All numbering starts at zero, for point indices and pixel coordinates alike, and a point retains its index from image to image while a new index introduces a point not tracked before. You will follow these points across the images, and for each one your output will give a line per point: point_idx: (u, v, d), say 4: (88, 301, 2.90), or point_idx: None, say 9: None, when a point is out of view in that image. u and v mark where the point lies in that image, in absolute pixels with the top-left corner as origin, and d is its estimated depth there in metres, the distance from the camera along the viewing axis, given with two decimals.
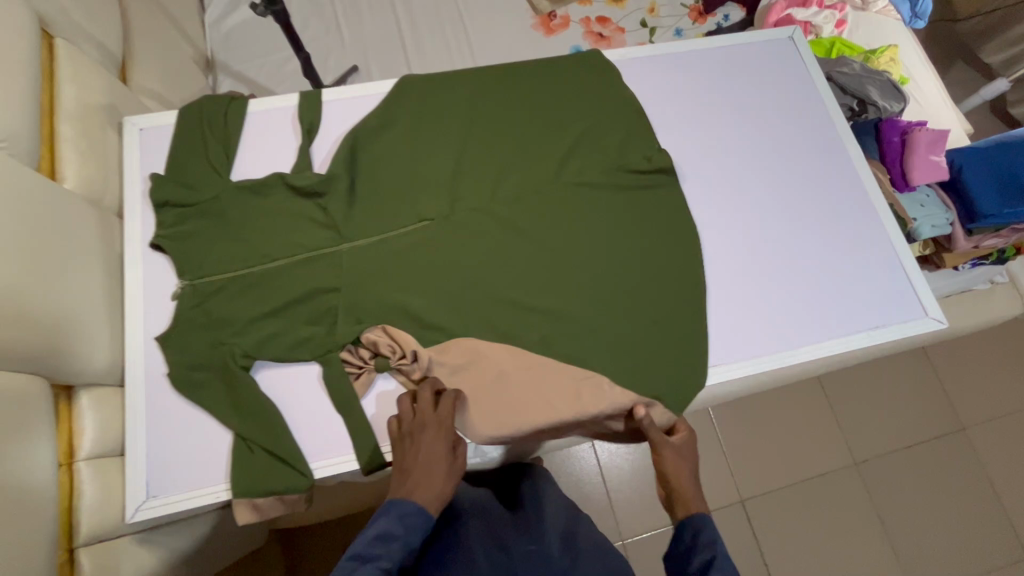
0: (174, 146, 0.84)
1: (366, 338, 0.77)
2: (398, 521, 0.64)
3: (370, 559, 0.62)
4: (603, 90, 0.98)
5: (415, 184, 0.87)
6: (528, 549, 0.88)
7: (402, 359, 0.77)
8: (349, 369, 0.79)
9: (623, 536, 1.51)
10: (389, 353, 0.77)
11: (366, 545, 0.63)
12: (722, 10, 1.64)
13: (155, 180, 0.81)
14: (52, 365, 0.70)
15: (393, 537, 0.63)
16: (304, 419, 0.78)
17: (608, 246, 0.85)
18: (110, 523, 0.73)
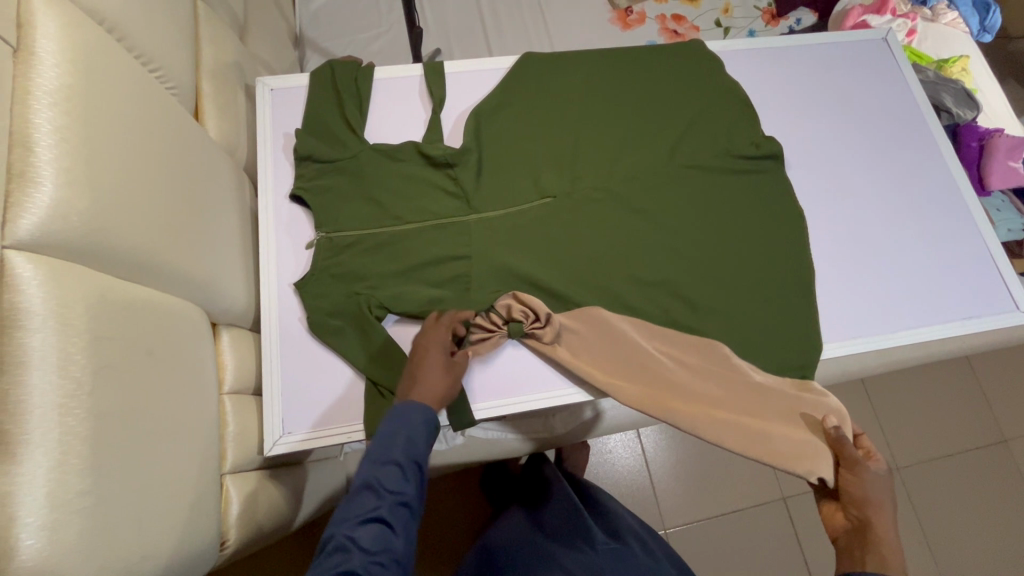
0: (315, 112, 0.93)
1: (501, 305, 0.82)
2: (400, 423, 0.69)
3: (382, 458, 0.67)
4: (709, 77, 1.03)
5: (536, 163, 0.94)
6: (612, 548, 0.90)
7: (535, 323, 0.82)
8: (481, 333, 0.82)
9: (665, 525, 1.45)
10: (523, 318, 0.82)
11: (375, 450, 0.68)
12: (795, 14, 1.67)
13: (301, 140, 0.90)
14: (211, 299, 0.74)
15: (397, 435, 0.68)
16: None
17: (712, 228, 0.92)
18: (248, 454, 0.76)
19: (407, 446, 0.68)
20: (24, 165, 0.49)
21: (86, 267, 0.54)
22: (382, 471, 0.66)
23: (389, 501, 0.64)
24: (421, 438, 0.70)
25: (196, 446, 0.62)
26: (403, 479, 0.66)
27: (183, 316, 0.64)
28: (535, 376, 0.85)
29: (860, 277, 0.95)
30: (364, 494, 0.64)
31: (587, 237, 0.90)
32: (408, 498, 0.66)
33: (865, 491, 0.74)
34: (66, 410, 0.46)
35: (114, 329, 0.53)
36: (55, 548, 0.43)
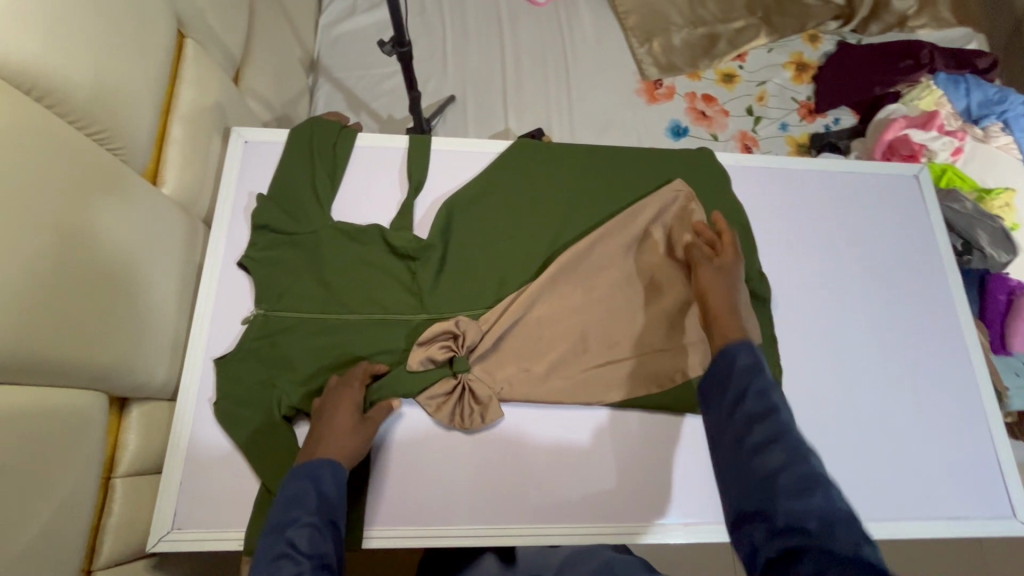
0: (282, 174, 0.88)
1: (418, 358, 0.79)
2: (309, 482, 0.66)
3: (292, 521, 0.62)
4: (711, 201, 0.94)
5: (504, 267, 0.88)
6: None
7: (453, 343, 0.80)
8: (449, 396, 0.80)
9: None
10: (444, 347, 0.80)
11: (285, 513, 0.63)
12: (834, 113, 1.58)
13: (261, 204, 0.85)
14: (115, 379, 0.69)
15: (309, 495, 0.65)
16: (407, 467, 0.79)
17: (677, 371, 0.84)
18: (128, 546, 0.71)
19: (323, 505, 0.65)
20: None
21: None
22: (296, 533, 0.61)
23: (308, 565, 0.59)
24: (335, 496, 0.66)
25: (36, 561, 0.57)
26: (320, 539, 0.62)
27: (50, 415, 0.60)
28: (477, 507, 0.78)
29: (839, 447, 0.85)
30: (279, 564, 0.58)
31: (540, 360, 0.84)
32: (329, 557, 0.61)
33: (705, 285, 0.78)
34: None
35: None
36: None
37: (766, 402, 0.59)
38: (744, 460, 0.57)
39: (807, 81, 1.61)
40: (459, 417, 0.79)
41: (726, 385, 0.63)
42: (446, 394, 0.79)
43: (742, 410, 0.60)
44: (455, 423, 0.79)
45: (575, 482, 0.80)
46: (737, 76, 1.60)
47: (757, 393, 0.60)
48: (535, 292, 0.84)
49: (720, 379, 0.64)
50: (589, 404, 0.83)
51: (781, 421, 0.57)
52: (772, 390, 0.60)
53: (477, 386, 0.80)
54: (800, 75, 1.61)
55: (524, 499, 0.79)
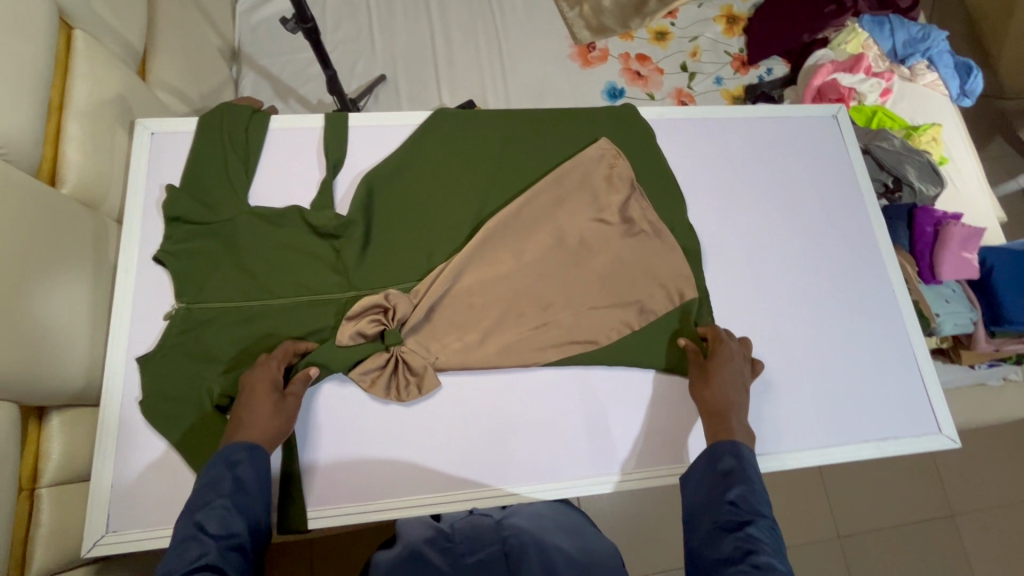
0: (191, 162, 0.85)
1: (348, 333, 0.78)
2: (225, 464, 0.66)
3: (204, 504, 0.62)
4: (635, 157, 0.94)
5: (431, 237, 0.87)
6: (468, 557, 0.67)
7: (383, 316, 0.80)
8: (382, 369, 0.79)
9: None
10: (376, 322, 0.79)
11: (199, 495, 0.63)
12: (766, 63, 1.59)
13: (171, 195, 0.82)
14: (28, 388, 0.66)
15: (223, 477, 0.65)
16: (345, 445, 0.79)
17: (612, 327, 0.85)
18: (64, 554, 0.70)
19: (238, 487, 0.65)
20: None
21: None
22: (207, 514, 0.61)
23: (214, 547, 0.59)
24: (253, 477, 0.66)
25: None
26: (232, 520, 0.62)
27: None
28: (423, 474, 0.79)
29: (773, 382, 0.87)
30: (184, 546, 0.59)
31: (473, 328, 0.84)
32: (239, 540, 0.62)
33: (718, 394, 0.78)
34: None
35: None
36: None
37: (743, 503, 0.66)
38: (715, 539, 0.65)
39: (738, 34, 1.61)
40: (396, 390, 0.80)
41: (714, 462, 0.72)
42: (381, 367, 0.79)
43: (727, 499, 0.67)
44: (392, 396, 0.80)
45: (518, 442, 0.81)
46: (669, 33, 1.59)
47: (732, 501, 0.67)
48: (462, 262, 0.84)
49: (707, 486, 0.70)
50: (526, 366, 0.83)
51: (755, 533, 0.63)
52: (753, 499, 0.67)
53: (411, 357, 0.80)
54: (731, 28, 1.61)
55: (470, 463, 0.80)
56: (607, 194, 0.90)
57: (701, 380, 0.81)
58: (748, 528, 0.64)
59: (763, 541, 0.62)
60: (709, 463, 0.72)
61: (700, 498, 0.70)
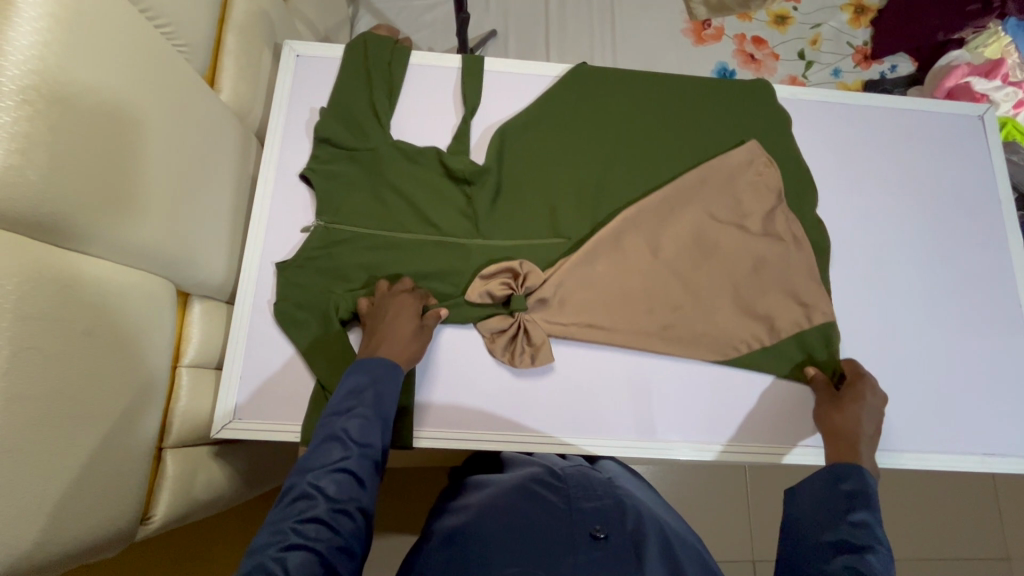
0: (339, 89, 0.88)
1: (477, 292, 0.80)
2: (365, 376, 0.68)
3: (346, 411, 0.65)
4: (770, 145, 0.92)
5: (557, 195, 0.87)
6: (589, 506, 0.70)
7: (511, 284, 0.81)
8: (504, 336, 0.81)
9: None
10: (505, 289, 0.81)
11: (342, 401, 0.66)
12: (891, 59, 1.51)
13: (323, 116, 0.86)
14: (182, 271, 0.71)
15: (365, 390, 0.67)
16: (452, 377, 0.81)
17: (741, 340, 0.84)
18: (195, 429, 0.76)
19: (376, 402, 0.66)
20: None
21: (20, 235, 0.50)
22: (349, 421, 0.63)
23: (354, 452, 0.61)
24: (389, 395, 0.68)
25: (119, 427, 0.59)
26: (370, 430, 0.64)
27: (128, 294, 0.61)
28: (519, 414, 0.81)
29: (880, 379, 0.85)
30: (328, 446, 0.61)
31: (592, 293, 0.84)
32: (375, 450, 0.63)
33: (848, 424, 0.76)
34: None
35: (48, 307, 0.50)
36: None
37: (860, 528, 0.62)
38: (824, 553, 0.61)
39: (865, 26, 1.53)
40: (511, 354, 0.81)
41: (834, 480, 0.69)
42: (501, 330, 0.81)
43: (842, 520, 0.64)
44: (505, 358, 0.81)
45: (615, 398, 0.83)
46: (790, 17, 1.52)
47: (852, 522, 0.63)
48: (593, 247, 0.84)
49: (823, 501, 0.67)
50: (633, 326, 0.84)
51: (873, 559, 0.58)
52: (876, 529, 0.62)
53: (532, 327, 0.81)
54: (857, 19, 1.53)
55: (569, 412, 0.82)
56: (751, 200, 0.87)
57: (830, 411, 0.79)
58: (869, 552, 0.59)
59: (880, 568, 0.57)
60: (832, 477, 0.69)
61: (809, 513, 0.67)
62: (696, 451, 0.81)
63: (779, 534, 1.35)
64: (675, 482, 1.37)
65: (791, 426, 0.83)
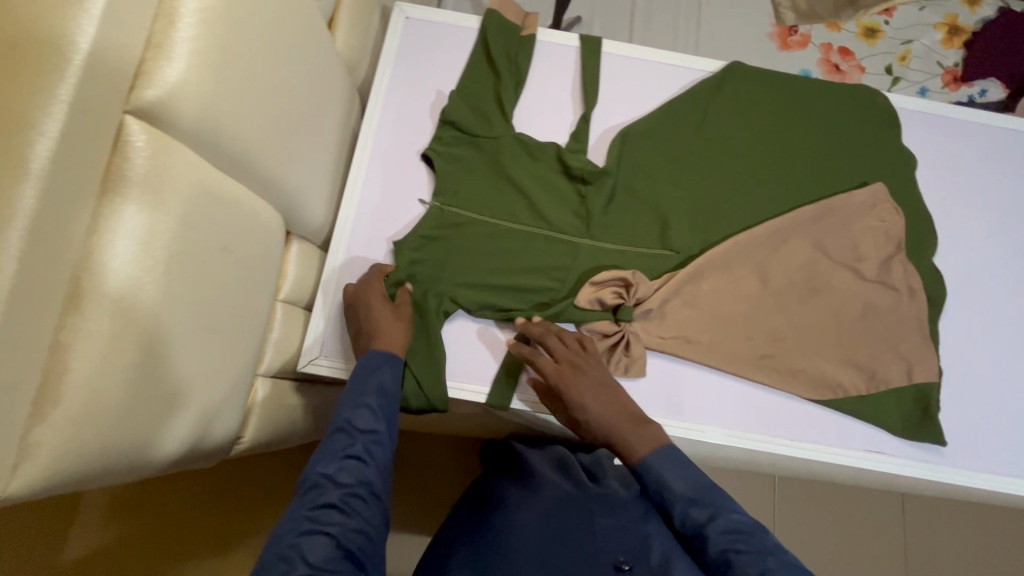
0: (467, 74, 0.90)
1: (587, 295, 0.82)
2: (369, 370, 0.71)
3: (353, 402, 0.67)
4: (894, 188, 0.91)
5: (668, 203, 0.88)
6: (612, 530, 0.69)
7: (621, 293, 0.82)
8: (605, 342, 0.82)
9: None
10: (615, 296, 0.82)
11: (349, 393, 0.68)
12: (982, 82, 1.45)
13: (453, 100, 0.88)
14: (292, 208, 0.74)
15: (369, 379, 0.70)
16: None
17: (837, 377, 0.84)
18: (283, 363, 0.79)
19: (381, 391, 0.69)
20: (163, 37, 0.49)
21: (186, 148, 0.53)
22: (354, 411, 0.66)
23: (362, 439, 0.64)
24: (391, 382, 0.71)
25: (236, 345, 0.63)
26: (376, 418, 0.67)
27: (255, 221, 0.63)
28: None
29: (953, 396, 0.85)
30: (337, 435, 0.64)
31: (692, 311, 0.85)
32: (382, 436, 0.66)
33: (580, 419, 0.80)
34: (148, 275, 0.48)
35: (203, 219, 0.54)
36: (81, 418, 0.43)
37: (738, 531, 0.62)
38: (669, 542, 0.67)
39: (958, 47, 1.48)
40: (606, 362, 0.82)
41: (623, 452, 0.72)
42: (604, 335, 0.83)
43: (716, 530, 0.63)
44: None
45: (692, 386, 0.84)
46: (880, 31, 1.49)
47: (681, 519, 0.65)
48: (701, 267, 0.85)
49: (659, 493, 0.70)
50: (716, 317, 0.85)
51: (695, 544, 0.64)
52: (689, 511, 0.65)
53: (634, 340, 0.82)
54: (951, 39, 1.48)
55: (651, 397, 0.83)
56: (870, 244, 0.88)
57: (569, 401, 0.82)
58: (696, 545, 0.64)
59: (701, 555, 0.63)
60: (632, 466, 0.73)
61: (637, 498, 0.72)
62: (735, 437, 0.82)
63: (810, 549, 1.33)
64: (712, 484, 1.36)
65: (862, 432, 0.84)
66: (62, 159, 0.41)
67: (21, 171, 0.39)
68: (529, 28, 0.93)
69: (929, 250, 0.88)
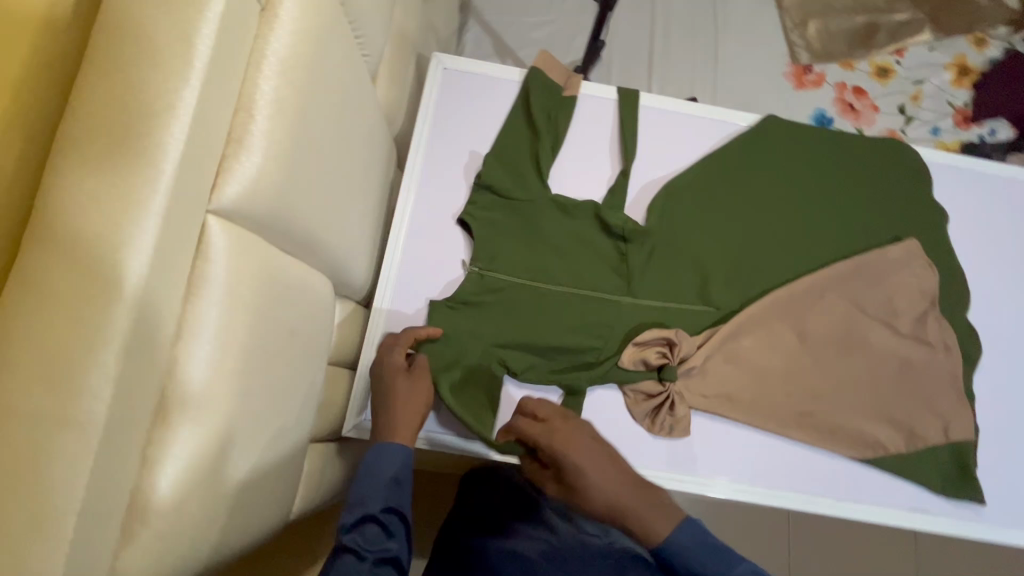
0: (505, 130, 0.90)
1: (629, 355, 0.82)
2: (373, 473, 0.67)
3: (358, 517, 0.64)
4: (926, 243, 0.92)
5: (707, 260, 0.88)
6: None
7: (662, 353, 0.82)
8: (650, 402, 0.81)
9: None
10: (658, 356, 0.82)
11: (353, 505, 0.65)
12: (991, 122, 1.48)
13: (492, 157, 0.88)
14: (340, 273, 0.73)
15: (375, 485, 0.66)
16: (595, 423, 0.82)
17: (880, 438, 0.84)
18: (327, 428, 0.77)
19: (388, 495, 0.66)
20: (241, 130, 0.48)
21: (257, 237, 0.52)
22: (361, 530, 0.63)
23: (371, 563, 0.61)
24: (400, 489, 0.67)
25: (295, 424, 0.61)
26: (384, 534, 0.64)
27: (313, 297, 0.62)
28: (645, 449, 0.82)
29: (991, 453, 0.86)
30: (344, 558, 0.61)
31: (733, 368, 0.84)
32: (393, 554, 0.63)
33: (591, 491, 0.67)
34: (224, 377, 0.46)
35: (273, 308, 0.53)
36: (165, 534, 0.42)
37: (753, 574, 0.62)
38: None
39: (967, 87, 1.51)
40: (650, 423, 0.81)
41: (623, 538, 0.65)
42: (648, 395, 0.82)
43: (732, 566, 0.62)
44: (644, 423, 0.82)
45: (735, 444, 0.83)
46: (892, 71, 1.52)
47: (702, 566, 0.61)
48: (743, 324, 0.85)
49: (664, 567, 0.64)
50: (758, 375, 0.85)
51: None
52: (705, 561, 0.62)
53: (679, 399, 0.81)
54: (960, 79, 1.51)
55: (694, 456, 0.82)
56: (905, 299, 0.88)
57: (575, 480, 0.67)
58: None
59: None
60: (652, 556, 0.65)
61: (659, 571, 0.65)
62: (758, 495, 0.81)
63: None
64: (735, 524, 1.36)
65: (905, 490, 0.84)
66: (155, 273, 0.40)
67: (117, 290, 0.38)
68: (570, 89, 0.94)
69: (963, 307, 0.90)
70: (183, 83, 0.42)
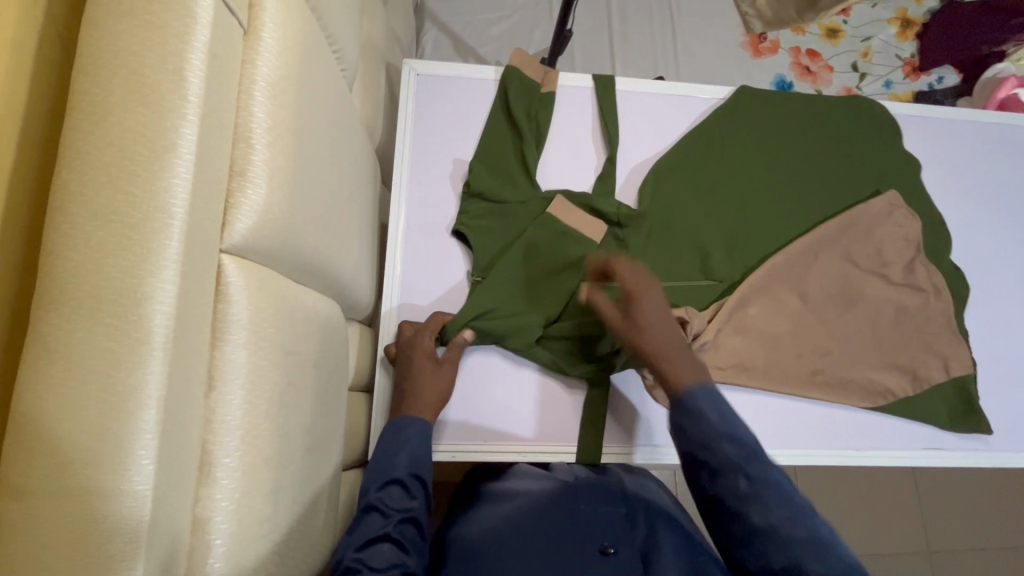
0: (486, 132, 0.89)
1: None
2: (395, 437, 0.69)
3: (381, 480, 0.64)
4: (905, 193, 0.96)
5: (703, 236, 0.90)
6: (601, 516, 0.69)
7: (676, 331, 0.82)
8: None
9: None
10: None
11: (375, 469, 0.66)
12: (938, 70, 1.55)
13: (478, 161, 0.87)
14: (347, 295, 0.71)
15: (398, 449, 0.68)
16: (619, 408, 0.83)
17: (889, 384, 0.87)
18: (353, 453, 0.75)
19: (411, 457, 0.66)
20: (242, 160, 0.46)
21: (270, 270, 0.50)
22: (383, 491, 0.63)
23: (395, 518, 0.61)
24: (423, 455, 0.68)
25: (328, 455, 0.59)
26: (406, 496, 0.63)
27: (329, 323, 0.60)
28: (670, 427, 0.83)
29: (989, 384, 0.91)
30: (369, 516, 0.60)
31: (743, 337, 0.86)
32: (416, 513, 0.62)
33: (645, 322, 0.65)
34: (262, 419, 0.44)
35: (296, 341, 0.51)
36: None
37: (763, 480, 0.56)
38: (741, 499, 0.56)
39: (912, 39, 1.57)
40: None
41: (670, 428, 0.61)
42: None
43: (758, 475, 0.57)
44: None
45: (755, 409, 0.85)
46: (841, 31, 1.58)
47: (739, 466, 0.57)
48: (747, 293, 0.87)
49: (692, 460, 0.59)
50: (767, 340, 0.86)
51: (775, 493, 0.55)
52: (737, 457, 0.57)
53: None
54: (904, 32, 1.58)
55: None
56: (893, 248, 0.91)
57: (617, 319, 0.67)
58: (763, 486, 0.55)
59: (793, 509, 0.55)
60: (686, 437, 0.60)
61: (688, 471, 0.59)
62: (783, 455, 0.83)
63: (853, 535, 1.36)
64: None
65: (917, 429, 0.87)
66: (181, 322, 0.38)
67: (147, 345, 0.36)
68: (547, 84, 0.93)
69: (946, 249, 0.94)
70: (180, 119, 0.39)
